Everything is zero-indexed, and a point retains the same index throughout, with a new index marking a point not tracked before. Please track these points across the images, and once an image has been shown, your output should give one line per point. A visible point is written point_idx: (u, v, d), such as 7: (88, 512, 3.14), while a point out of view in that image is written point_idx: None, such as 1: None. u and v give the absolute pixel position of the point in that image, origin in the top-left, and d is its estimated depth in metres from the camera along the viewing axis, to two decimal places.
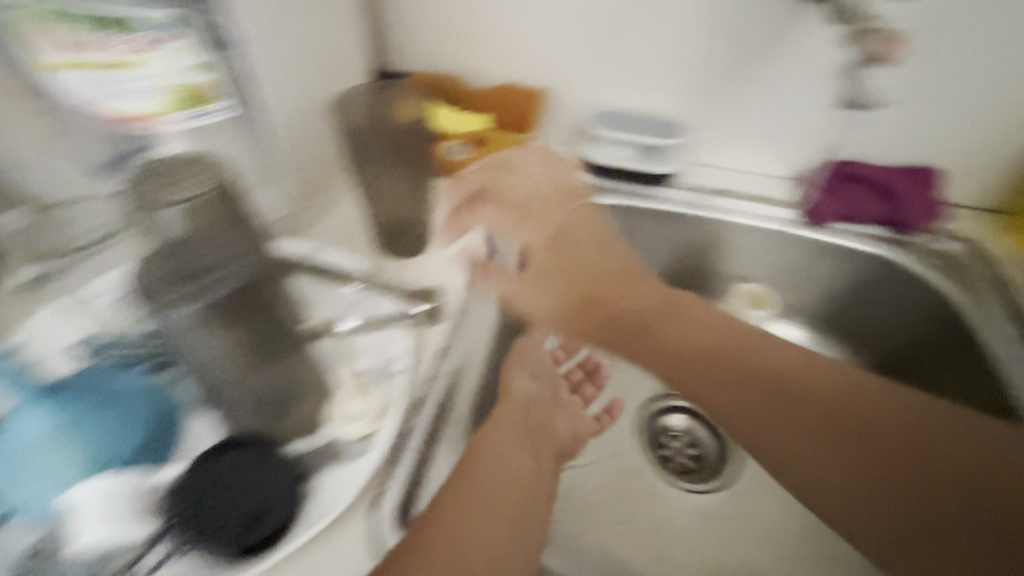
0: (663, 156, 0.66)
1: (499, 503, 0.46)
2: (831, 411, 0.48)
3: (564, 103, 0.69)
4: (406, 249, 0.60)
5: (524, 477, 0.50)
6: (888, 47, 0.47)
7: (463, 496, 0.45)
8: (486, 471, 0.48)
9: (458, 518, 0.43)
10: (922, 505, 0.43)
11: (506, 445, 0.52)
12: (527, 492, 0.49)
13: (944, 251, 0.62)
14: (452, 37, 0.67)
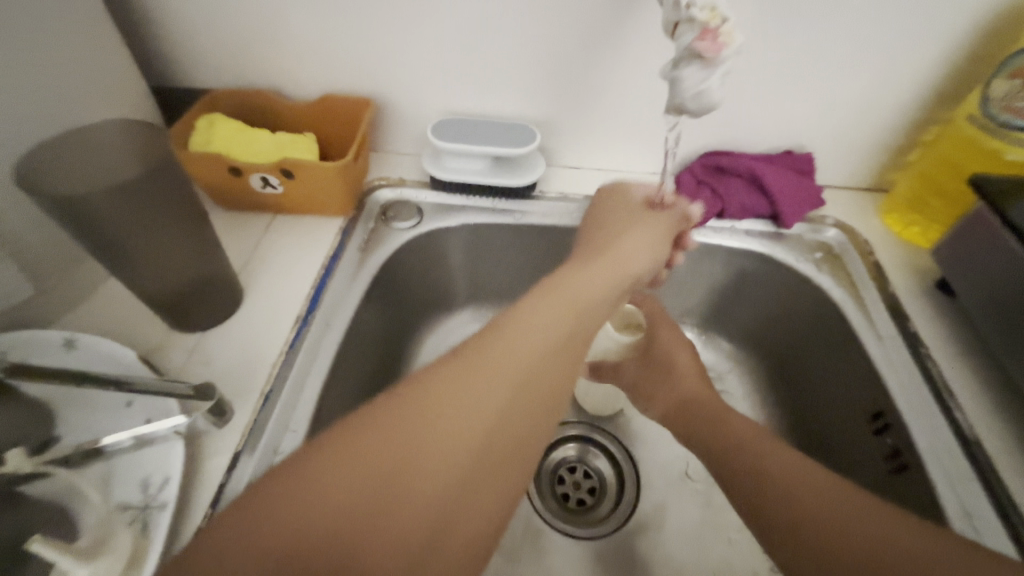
0: (520, 166, 0.58)
1: (468, 449, 0.29)
2: (808, 485, 0.37)
3: (405, 112, 0.60)
4: (210, 318, 0.47)
5: (553, 344, 0.35)
6: (707, 42, 0.37)
7: (418, 422, 0.29)
8: (472, 367, 0.32)
9: (402, 446, 0.28)
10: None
11: (521, 355, 0.33)
12: (533, 375, 0.33)
13: (821, 241, 0.58)
14: (254, 44, 0.55)
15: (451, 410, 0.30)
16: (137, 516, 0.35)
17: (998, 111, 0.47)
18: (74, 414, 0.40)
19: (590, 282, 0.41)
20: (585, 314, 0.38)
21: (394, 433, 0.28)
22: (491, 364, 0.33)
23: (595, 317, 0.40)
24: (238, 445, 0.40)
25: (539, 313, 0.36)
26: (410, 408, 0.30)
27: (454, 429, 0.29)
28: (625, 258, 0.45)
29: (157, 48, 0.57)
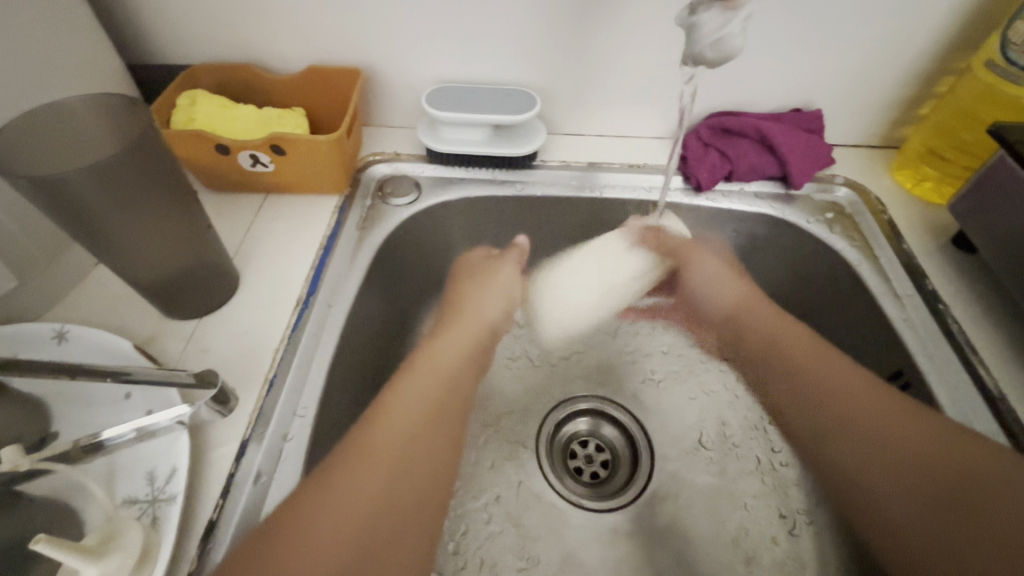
0: (520, 134, 0.56)
1: (402, 452, 0.38)
2: (862, 405, 0.44)
3: (395, 83, 0.57)
4: (207, 305, 0.45)
5: (449, 374, 0.45)
6: None
7: (364, 455, 0.37)
8: (399, 419, 0.40)
9: (355, 475, 0.36)
10: (968, 497, 0.37)
11: (440, 376, 0.45)
12: (456, 385, 0.46)
13: (832, 201, 0.57)
14: (233, 14, 0.52)
15: (384, 436, 0.39)
16: (146, 510, 0.34)
17: (1017, 55, 0.45)
18: (72, 409, 0.38)
19: (449, 342, 0.48)
20: (465, 361, 0.48)
21: (335, 482, 0.35)
22: (414, 377, 0.43)
23: (458, 382, 0.46)
24: (245, 434, 0.39)
25: (439, 353, 0.47)
26: (347, 462, 0.36)
27: (382, 441, 0.38)
28: (478, 317, 0.52)
29: (129, 25, 0.54)
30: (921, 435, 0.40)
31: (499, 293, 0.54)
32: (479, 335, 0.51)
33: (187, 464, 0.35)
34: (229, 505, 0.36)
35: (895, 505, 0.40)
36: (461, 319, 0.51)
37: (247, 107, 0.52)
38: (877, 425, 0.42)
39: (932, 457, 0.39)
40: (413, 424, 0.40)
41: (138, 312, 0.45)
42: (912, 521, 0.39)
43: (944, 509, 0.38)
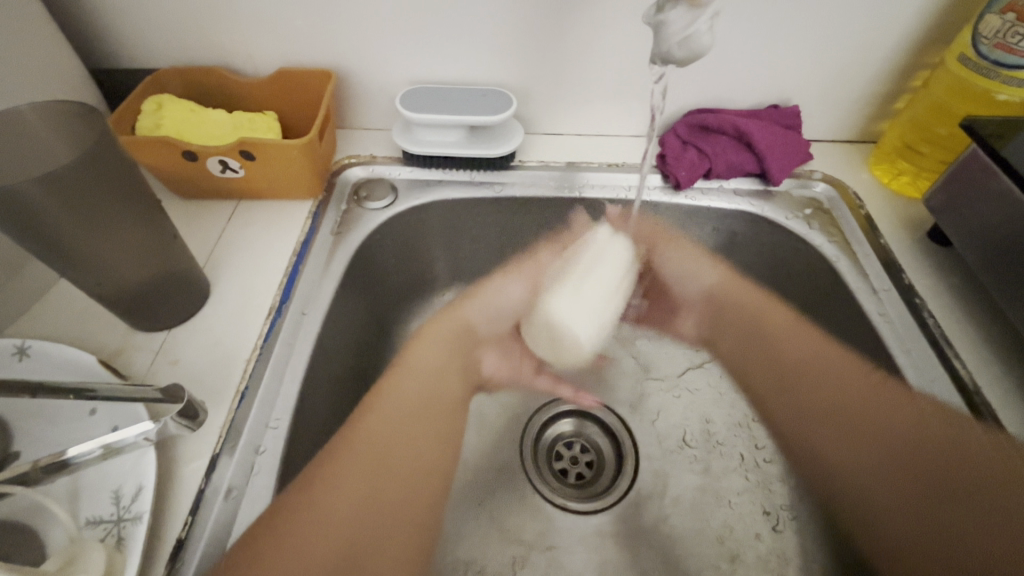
0: (497, 134, 0.55)
1: (370, 482, 0.41)
2: (854, 404, 0.48)
3: (369, 85, 0.56)
4: (177, 316, 0.44)
5: (427, 385, 0.49)
6: None
7: (310, 501, 0.38)
8: (362, 440, 0.42)
9: (319, 514, 0.37)
10: (961, 468, 0.42)
11: (418, 374, 0.49)
12: (430, 402, 0.49)
13: (810, 197, 0.57)
14: (200, 16, 0.51)
15: (336, 488, 0.39)
16: (110, 531, 0.33)
17: (989, 49, 0.45)
18: (34, 427, 0.37)
19: (425, 358, 0.51)
20: (443, 361, 0.52)
21: (314, 509, 0.37)
22: (385, 410, 0.45)
23: (438, 388, 0.50)
24: (216, 449, 0.38)
25: (415, 356, 0.50)
26: (306, 499, 0.37)
27: (373, 431, 0.44)
28: (461, 320, 0.55)
29: (94, 31, 0.52)
30: (943, 436, 0.42)
31: (494, 309, 0.57)
32: (458, 344, 0.54)
33: (153, 482, 0.34)
34: (198, 523, 0.35)
35: (882, 486, 0.46)
36: (442, 315, 0.54)
37: (216, 111, 0.51)
38: (902, 426, 0.45)
39: (900, 450, 0.45)
40: (365, 474, 0.41)
41: (105, 325, 0.43)
42: (894, 476, 0.45)
43: (912, 498, 0.44)
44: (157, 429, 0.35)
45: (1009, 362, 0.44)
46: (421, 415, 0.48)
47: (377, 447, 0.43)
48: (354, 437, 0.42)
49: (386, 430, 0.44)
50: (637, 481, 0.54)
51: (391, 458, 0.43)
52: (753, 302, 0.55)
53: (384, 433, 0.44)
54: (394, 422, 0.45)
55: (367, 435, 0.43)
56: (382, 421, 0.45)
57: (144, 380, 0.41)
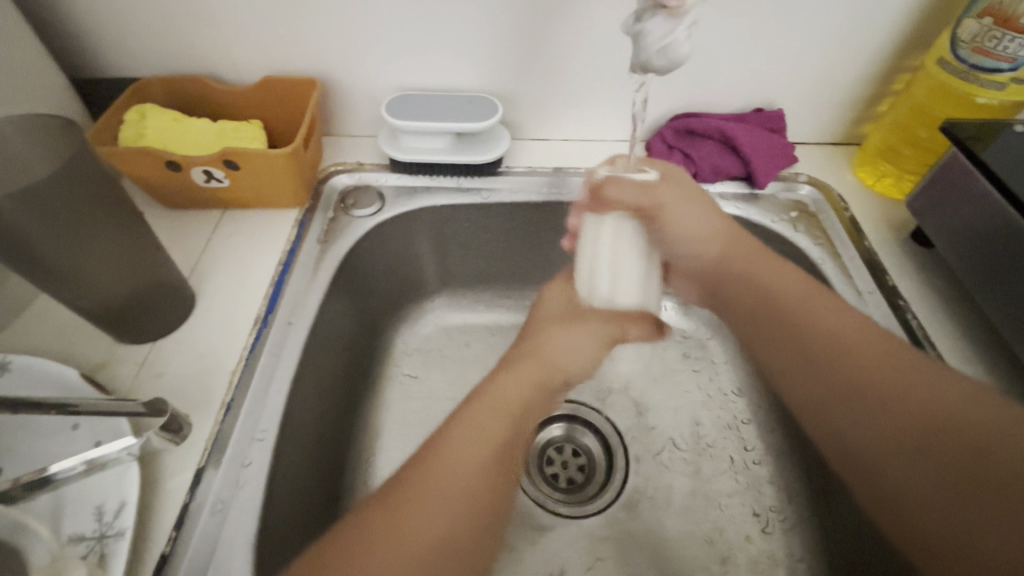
0: (484, 141, 0.55)
1: (477, 478, 0.35)
2: (888, 357, 0.38)
3: (354, 92, 0.56)
4: (161, 328, 0.44)
5: (523, 405, 0.41)
6: None
7: (436, 481, 0.34)
8: (463, 436, 0.37)
9: (431, 504, 0.33)
10: (950, 423, 0.33)
11: (506, 407, 0.40)
12: (521, 423, 0.40)
13: (796, 199, 0.57)
14: (182, 25, 0.51)
15: (461, 464, 0.36)
16: (93, 547, 0.32)
17: (967, 53, 0.46)
18: (15, 442, 0.36)
19: (517, 383, 0.43)
20: (532, 395, 0.42)
21: (420, 502, 0.33)
22: (487, 421, 0.39)
23: (529, 413, 0.42)
24: (201, 462, 0.37)
25: (509, 380, 0.42)
26: (408, 499, 0.33)
27: (457, 456, 0.36)
28: (551, 362, 0.44)
29: (75, 41, 0.52)
30: (921, 401, 0.35)
31: (585, 352, 0.46)
32: (541, 393, 0.43)
33: (136, 496, 0.34)
34: (183, 537, 0.35)
35: (917, 484, 0.34)
36: (527, 359, 0.44)
37: (201, 121, 0.51)
38: (916, 416, 0.35)
39: (902, 424, 0.35)
40: (486, 452, 0.37)
41: (88, 337, 0.43)
42: (893, 458, 0.35)
43: (913, 462, 0.34)
44: (140, 444, 0.35)
45: (991, 363, 0.45)
46: (497, 442, 0.38)
47: (457, 468, 0.35)
48: (450, 447, 0.37)
49: (461, 456, 0.36)
50: (627, 485, 0.54)
51: (459, 491, 0.34)
52: (756, 264, 0.47)
53: (448, 459, 0.36)
54: (461, 456, 0.36)
55: (469, 464, 0.36)
56: (444, 448, 0.37)
57: (128, 393, 0.40)
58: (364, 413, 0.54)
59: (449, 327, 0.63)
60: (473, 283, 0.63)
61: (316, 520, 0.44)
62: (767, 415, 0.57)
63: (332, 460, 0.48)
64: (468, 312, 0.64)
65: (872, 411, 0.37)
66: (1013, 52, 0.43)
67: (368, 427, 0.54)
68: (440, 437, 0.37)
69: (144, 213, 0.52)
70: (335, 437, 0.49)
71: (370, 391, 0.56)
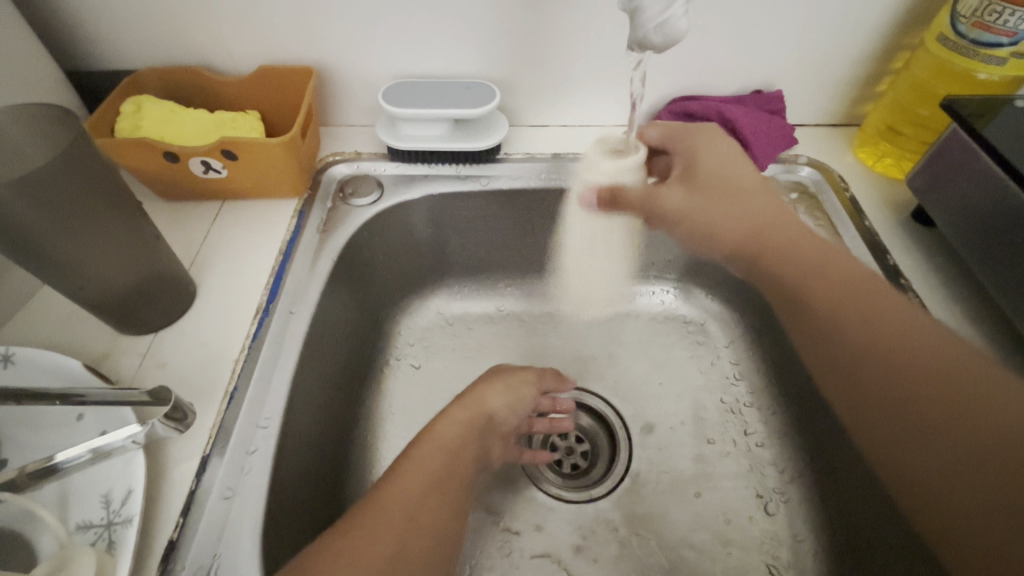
0: (481, 128, 0.55)
1: (408, 508, 0.36)
2: (900, 332, 0.40)
3: (353, 84, 0.56)
4: (165, 319, 0.44)
5: (452, 451, 0.41)
6: None
7: (374, 514, 0.35)
8: (407, 468, 0.38)
9: (367, 531, 0.34)
10: (961, 391, 0.36)
11: (448, 441, 0.41)
12: (458, 459, 0.41)
13: (796, 181, 0.57)
14: (181, 18, 0.51)
15: (405, 496, 0.37)
16: (102, 534, 0.32)
17: (967, 28, 0.45)
18: (22, 433, 0.37)
19: (449, 423, 0.43)
20: (470, 435, 0.43)
21: (354, 531, 0.34)
22: (419, 457, 0.39)
23: (462, 456, 0.42)
24: (206, 450, 0.38)
25: (447, 416, 0.43)
26: (358, 523, 0.34)
27: (403, 489, 0.37)
28: (477, 404, 0.45)
29: (76, 36, 0.52)
30: (959, 378, 0.37)
31: (515, 401, 0.48)
32: (473, 434, 0.44)
33: (143, 484, 0.34)
34: (190, 523, 0.35)
35: (957, 493, 0.35)
36: (458, 401, 0.45)
37: (200, 112, 0.51)
38: (940, 390, 0.37)
39: (969, 422, 0.35)
40: (422, 484, 0.38)
41: (91, 329, 0.43)
42: (944, 455, 0.36)
43: (966, 463, 0.35)
44: (145, 431, 0.35)
45: (995, 342, 0.45)
46: (436, 479, 0.39)
47: (397, 502, 0.36)
48: (391, 482, 0.37)
49: (402, 488, 0.37)
50: (631, 469, 0.55)
51: (399, 520, 0.35)
52: (793, 239, 0.47)
53: (390, 492, 0.37)
54: (403, 487, 0.37)
55: (412, 498, 0.37)
56: (384, 481, 0.38)
57: (133, 383, 0.41)
58: (367, 402, 0.54)
59: (451, 316, 0.63)
60: (473, 272, 0.63)
61: (321, 508, 0.44)
62: (768, 397, 0.57)
63: (337, 449, 0.48)
64: (469, 301, 0.64)
65: (946, 408, 0.36)
66: (1013, 26, 0.43)
67: (372, 416, 0.54)
68: (385, 474, 0.38)
69: (143, 207, 0.52)
70: (339, 427, 0.49)
71: (373, 381, 0.56)
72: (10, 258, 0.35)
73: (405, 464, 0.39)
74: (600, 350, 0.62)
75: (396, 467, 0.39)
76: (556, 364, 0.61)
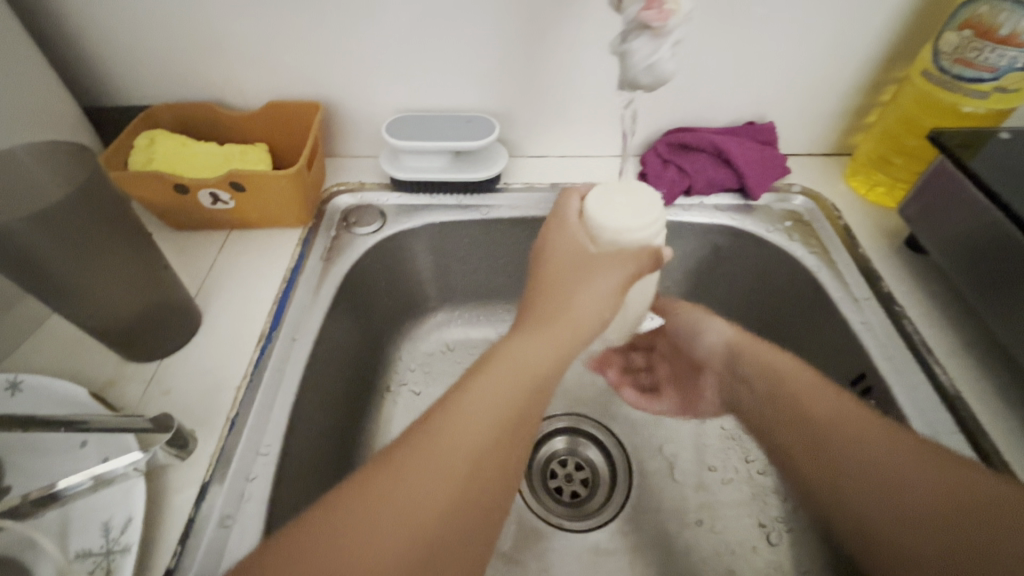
0: (480, 160, 0.57)
1: (472, 468, 0.30)
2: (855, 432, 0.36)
3: (358, 118, 0.58)
4: (170, 347, 0.45)
5: (527, 389, 0.33)
6: (653, 12, 0.36)
7: (426, 453, 0.29)
8: (475, 403, 0.32)
9: (417, 467, 0.29)
10: (897, 482, 0.34)
11: (522, 381, 0.33)
12: (535, 396, 0.34)
13: (790, 210, 0.58)
14: (195, 58, 0.53)
15: (465, 438, 0.30)
16: (101, 562, 0.33)
17: (949, 64, 0.47)
18: (26, 459, 0.37)
19: (518, 353, 0.34)
20: (548, 370, 0.35)
21: (406, 470, 0.29)
22: (489, 388, 0.33)
23: (540, 393, 0.34)
24: (206, 477, 0.38)
25: (522, 345, 0.35)
26: (403, 469, 0.28)
27: (464, 427, 0.31)
28: (566, 316, 0.37)
29: (94, 75, 0.55)
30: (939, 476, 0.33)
31: None
32: (556, 364, 0.35)
33: (142, 511, 0.34)
34: (189, 551, 0.35)
35: None
36: (544, 320, 0.36)
37: (210, 145, 0.52)
38: (917, 485, 0.33)
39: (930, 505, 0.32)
40: (483, 432, 0.31)
41: (97, 357, 0.44)
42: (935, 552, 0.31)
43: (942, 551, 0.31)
44: (147, 459, 0.35)
45: (993, 369, 0.45)
46: (509, 424, 0.32)
47: (455, 443, 0.30)
48: (453, 418, 0.31)
49: (461, 430, 0.31)
50: (631, 497, 0.54)
51: (460, 470, 0.29)
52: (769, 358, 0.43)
53: (447, 433, 0.30)
54: (465, 432, 0.30)
55: (477, 441, 0.30)
56: (445, 418, 0.31)
57: (136, 410, 0.41)
58: (368, 429, 0.54)
59: (451, 342, 0.64)
60: (474, 299, 0.64)
61: None
62: None
63: (337, 476, 0.48)
64: (469, 327, 0.64)
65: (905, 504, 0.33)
66: (994, 63, 0.45)
67: (372, 442, 0.54)
68: (441, 408, 0.32)
69: (153, 237, 0.53)
70: (339, 454, 0.49)
71: (373, 407, 0.56)
72: (18, 284, 0.36)
73: (471, 393, 0.32)
74: (600, 376, 0.62)
75: (465, 393, 0.32)
76: (556, 391, 0.61)
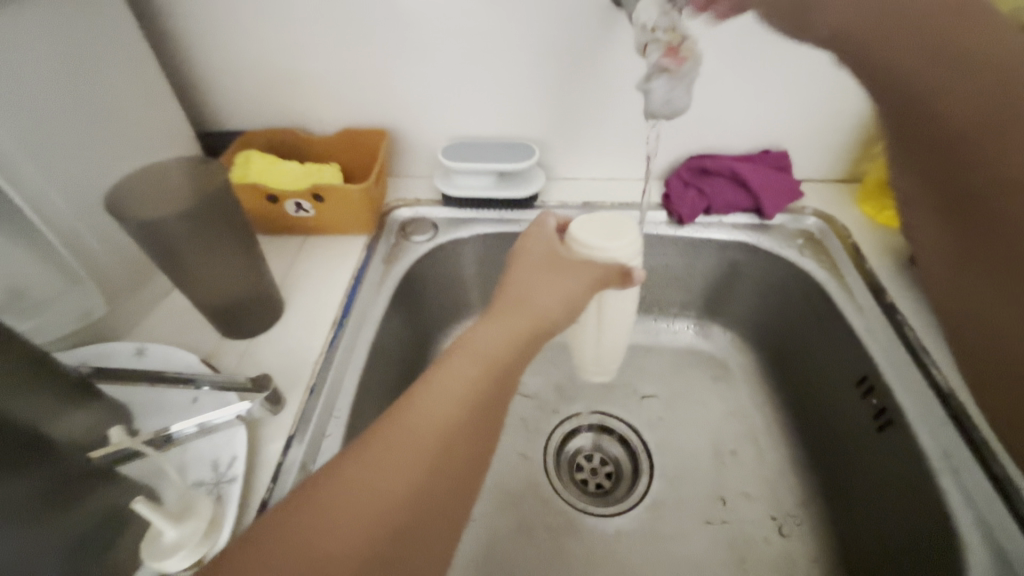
0: (522, 180, 0.65)
1: (443, 436, 0.33)
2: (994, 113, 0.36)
3: (417, 143, 0.68)
4: (259, 328, 0.53)
5: (496, 369, 0.37)
6: (670, 58, 0.45)
7: (397, 435, 0.32)
8: (439, 388, 0.35)
9: (389, 454, 0.32)
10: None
11: (489, 364, 0.37)
12: (504, 378, 0.37)
13: (802, 229, 0.63)
14: (287, 92, 0.64)
15: (436, 420, 0.33)
16: (212, 490, 0.40)
17: None
18: (151, 410, 0.46)
19: (487, 338, 0.38)
20: (515, 353, 0.39)
21: (377, 458, 0.31)
22: (453, 371, 0.36)
23: (506, 376, 0.38)
24: (291, 432, 0.45)
25: (488, 332, 0.39)
26: (371, 453, 0.31)
27: (433, 414, 0.34)
28: (533, 308, 0.41)
29: (205, 106, 0.66)
30: None
31: None
32: (524, 347, 0.39)
33: (244, 452, 0.42)
34: (278, 489, 0.42)
35: None
36: (509, 311, 0.41)
37: (296, 163, 0.62)
38: None
39: None
40: (453, 413, 0.34)
41: (201, 335, 0.53)
42: None
43: None
44: (250, 410, 0.43)
45: None
46: (475, 407, 0.35)
47: (429, 422, 0.33)
48: (422, 403, 0.34)
49: (432, 415, 0.33)
50: (652, 488, 0.59)
51: (428, 458, 0.32)
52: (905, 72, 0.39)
53: (415, 419, 0.33)
54: (433, 416, 0.33)
55: (447, 429, 0.33)
56: (412, 402, 0.34)
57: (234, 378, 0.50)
58: None
59: None
60: None
61: None
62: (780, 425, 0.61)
63: None
64: None
65: None
66: None
67: None
68: (412, 395, 0.35)
69: None
70: None
71: None
72: (154, 258, 0.46)
73: (440, 380, 0.36)
74: (625, 377, 0.68)
75: (435, 379, 0.36)
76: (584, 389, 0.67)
